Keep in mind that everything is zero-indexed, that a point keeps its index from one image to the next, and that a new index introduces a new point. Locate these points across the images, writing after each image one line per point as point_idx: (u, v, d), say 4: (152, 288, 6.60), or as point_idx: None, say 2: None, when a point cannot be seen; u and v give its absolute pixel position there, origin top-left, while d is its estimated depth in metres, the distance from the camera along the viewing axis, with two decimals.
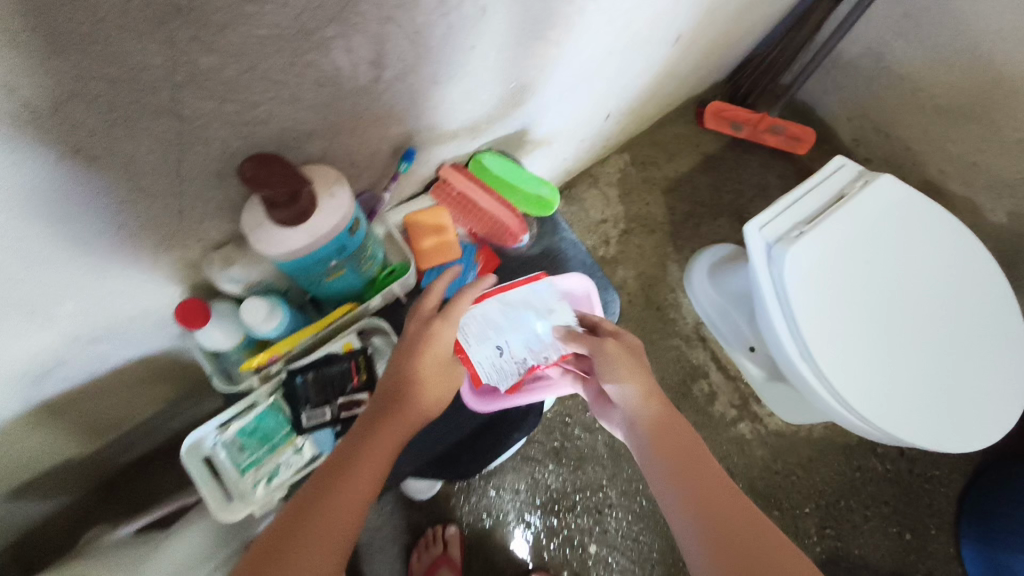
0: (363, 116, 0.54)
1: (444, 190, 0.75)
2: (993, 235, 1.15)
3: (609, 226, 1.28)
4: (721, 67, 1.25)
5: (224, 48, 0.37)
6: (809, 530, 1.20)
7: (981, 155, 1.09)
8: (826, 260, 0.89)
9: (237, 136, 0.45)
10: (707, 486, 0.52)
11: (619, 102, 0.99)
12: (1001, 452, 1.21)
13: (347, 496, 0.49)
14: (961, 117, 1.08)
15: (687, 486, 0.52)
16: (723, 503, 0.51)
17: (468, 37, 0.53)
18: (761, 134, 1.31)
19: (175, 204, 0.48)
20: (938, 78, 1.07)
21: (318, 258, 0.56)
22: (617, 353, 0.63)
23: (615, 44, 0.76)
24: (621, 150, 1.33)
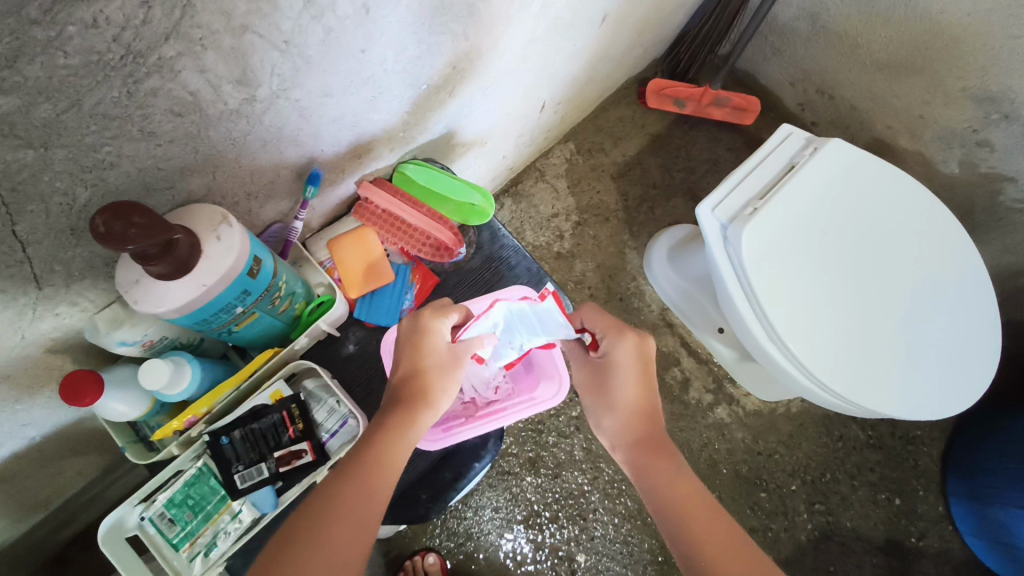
0: (247, 143, 0.47)
1: (366, 209, 0.67)
2: (948, 187, 1.12)
3: (561, 220, 1.23)
4: (657, 44, 1.21)
5: (23, 86, 0.30)
6: (798, 508, 1.17)
7: (926, 107, 1.06)
8: (788, 237, 0.84)
9: (83, 184, 0.38)
10: (695, 514, 0.50)
11: (553, 91, 0.93)
12: (977, 406, 1.20)
13: (311, 563, 0.41)
14: (902, 70, 1.05)
15: (676, 511, 0.51)
16: (712, 530, 0.49)
17: (356, 40, 0.46)
18: (706, 109, 1.28)
19: (25, 270, 0.41)
20: (876, 32, 1.04)
21: (218, 309, 0.49)
22: (621, 365, 0.60)
23: (535, 31, 0.70)
24: (565, 139, 1.27)
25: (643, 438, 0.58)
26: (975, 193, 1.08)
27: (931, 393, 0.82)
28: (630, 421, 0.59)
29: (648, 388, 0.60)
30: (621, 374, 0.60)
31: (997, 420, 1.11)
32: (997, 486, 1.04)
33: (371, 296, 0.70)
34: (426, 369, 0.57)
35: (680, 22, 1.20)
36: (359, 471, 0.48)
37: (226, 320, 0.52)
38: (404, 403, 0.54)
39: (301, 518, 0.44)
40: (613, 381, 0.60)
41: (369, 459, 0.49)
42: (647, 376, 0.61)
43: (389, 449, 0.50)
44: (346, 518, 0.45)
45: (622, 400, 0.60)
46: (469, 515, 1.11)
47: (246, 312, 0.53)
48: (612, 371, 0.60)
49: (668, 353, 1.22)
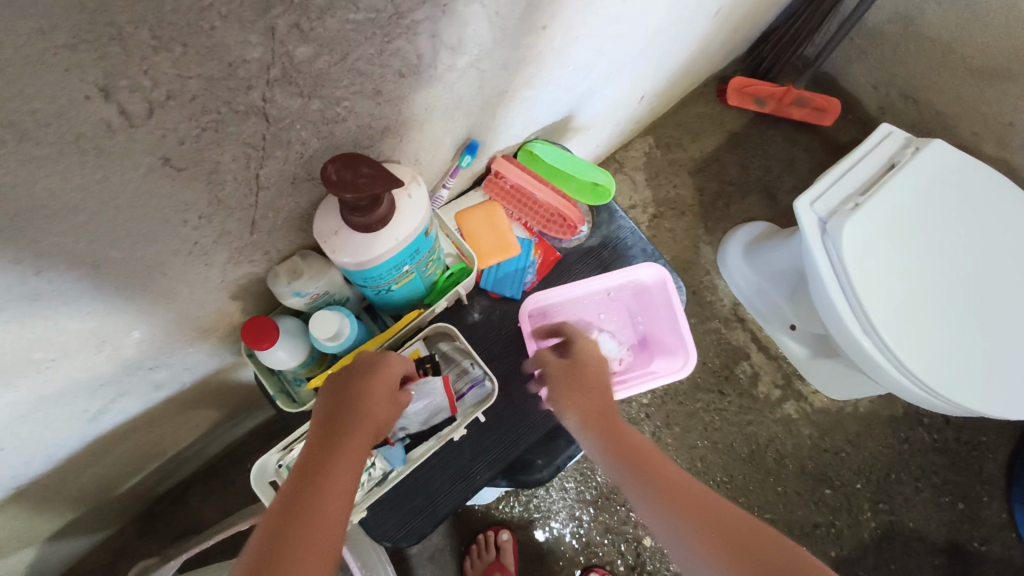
0: (434, 109, 0.50)
1: (495, 184, 0.71)
2: None
3: (638, 212, 1.26)
4: (742, 43, 1.22)
5: (320, 38, 0.33)
6: (862, 506, 1.19)
7: (1017, 114, 1.07)
8: (884, 234, 0.86)
9: (318, 136, 0.41)
10: (667, 484, 0.49)
11: (654, 82, 0.96)
12: None
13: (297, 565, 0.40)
14: (995, 77, 1.05)
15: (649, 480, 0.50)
16: (682, 494, 0.48)
17: (542, 16, 0.50)
18: (787, 109, 1.29)
19: (249, 215, 0.44)
20: (970, 38, 1.05)
21: (392, 265, 0.52)
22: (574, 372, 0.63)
23: (665, 21, 0.73)
24: (644, 133, 1.30)
25: (611, 427, 0.57)
26: None
27: (1011, 391, 0.82)
28: (598, 414, 0.59)
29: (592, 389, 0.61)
30: (583, 378, 0.62)
31: None
32: None
33: (496, 268, 0.71)
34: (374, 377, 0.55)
35: (767, 22, 1.21)
36: (308, 499, 0.44)
37: (391, 277, 0.55)
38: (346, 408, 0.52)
39: (255, 567, 0.39)
40: (581, 385, 0.61)
41: (316, 486, 0.45)
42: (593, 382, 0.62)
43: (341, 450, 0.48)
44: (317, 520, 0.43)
45: (588, 401, 0.60)
46: (540, 493, 1.14)
47: (407, 272, 0.56)
48: (578, 371, 0.63)
49: (739, 347, 1.23)
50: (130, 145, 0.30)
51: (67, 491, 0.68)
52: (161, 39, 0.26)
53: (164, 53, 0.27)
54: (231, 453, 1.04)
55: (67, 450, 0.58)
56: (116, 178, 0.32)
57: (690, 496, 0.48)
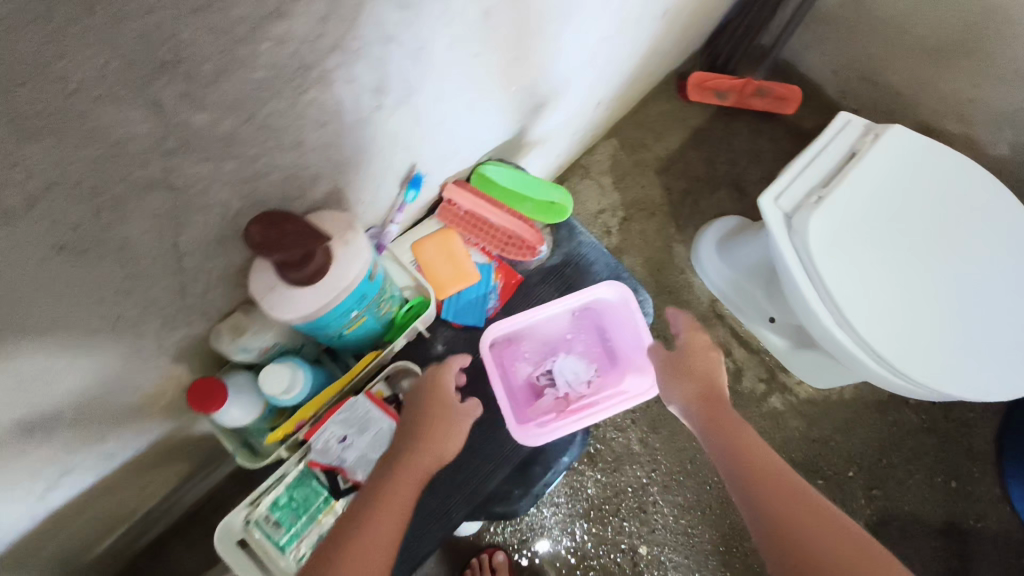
0: (368, 150, 0.48)
1: (449, 211, 0.69)
2: (996, 168, 1.13)
3: (607, 216, 1.25)
4: (697, 38, 1.21)
5: (217, 102, 0.31)
6: (855, 494, 1.18)
7: (976, 90, 1.06)
8: (850, 225, 0.85)
9: (238, 195, 0.39)
10: (770, 479, 0.55)
11: (609, 88, 0.95)
12: None
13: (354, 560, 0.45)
14: (950, 54, 1.05)
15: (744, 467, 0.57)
16: (779, 488, 0.54)
17: (473, 43, 0.48)
18: (748, 100, 1.28)
19: (176, 282, 0.42)
20: (922, 18, 1.04)
21: (339, 313, 0.51)
22: (692, 353, 0.68)
23: (609, 30, 0.72)
24: (608, 136, 1.29)
25: (714, 413, 0.63)
26: None
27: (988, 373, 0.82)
28: (704, 397, 0.64)
29: (704, 374, 0.66)
30: (697, 360, 0.67)
31: None
32: None
33: (457, 297, 0.70)
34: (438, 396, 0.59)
35: (720, 15, 1.21)
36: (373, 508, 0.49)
37: (341, 324, 0.53)
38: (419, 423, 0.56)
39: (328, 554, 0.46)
40: (694, 364, 0.67)
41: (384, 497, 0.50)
42: (706, 368, 0.66)
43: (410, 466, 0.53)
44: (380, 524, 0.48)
45: (693, 379, 0.66)
46: (531, 510, 1.12)
47: (358, 316, 0.54)
48: (687, 356, 0.68)
49: (720, 344, 1.22)
50: (15, 238, 0.28)
51: (31, 567, 0.65)
52: (25, 131, 0.24)
53: (32, 145, 0.25)
54: (211, 499, 1.02)
55: (21, 530, 0.56)
56: (8, 272, 0.30)
57: (787, 492, 0.53)
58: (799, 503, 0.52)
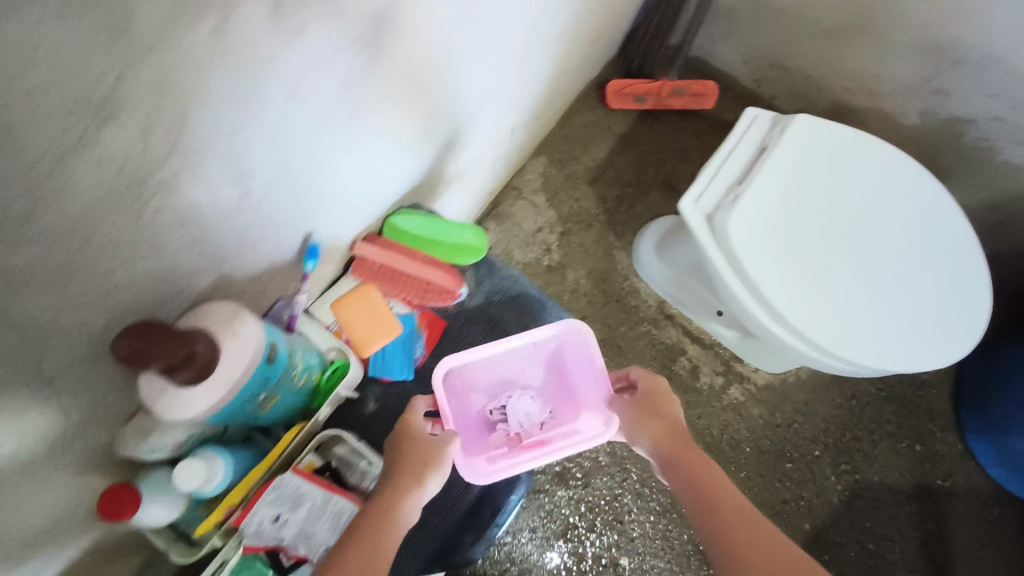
0: (248, 234, 0.48)
1: (364, 267, 0.67)
2: (911, 137, 1.17)
3: (546, 233, 1.25)
4: (609, 47, 1.23)
5: (41, 234, 0.30)
6: (825, 472, 1.20)
7: (878, 65, 1.09)
8: (768, 218, 0.87)
9: (102, 310, 0.38)
10: (729, 513, 0.55)
11: (520, 114, 0.95)
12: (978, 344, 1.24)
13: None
14: (848, 35, 1.08)
15: (709, 508, 0.56)
16: (742, 526, 0.54)
17: (339, 115, 0.48)
18: (667, 100, 1.30)
19: (54, 404, 0.40)
20: (816, 3, 1.07)
21: (243, 401, 0.50)
22: (650, 395, 0.68)
23: (499, 66, 0.72)
24: (536, 154, 1.29)
25: (679, 446, 0.63)
26: (939, 137, 1.12)
27: (916, 345, 0.84)
28: (669, 430, 0.64)
29: (662, 413, 0.66)
30: (658, 399, 0.68)
31: (1002, 352, 1.14)
32: (1012, 420, 1.09)
33: (383, 352, 0.70)
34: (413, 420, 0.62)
35: (627, 23, 1.23)
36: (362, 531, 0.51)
37: (252, 408, 0.53)
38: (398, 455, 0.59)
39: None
40: (659, 401, 0.67)
41: (371, 520, 0.52)
42: (663, 404, 0.67)
43: (399, 486, 0.55)
44: (368, 542, 0.50)
45: (660, 413, 0.66)
46: (509, 540, 1.11)
47: (269, 396, 0.54)
48: (650, 394, 0.68)
49: (673, 344, 1.23)
50: None
51: None
52: None
53: None
54: None
55: None
56: None
57: (753, 528, 0.53)
58: (764, 543, 0.52)
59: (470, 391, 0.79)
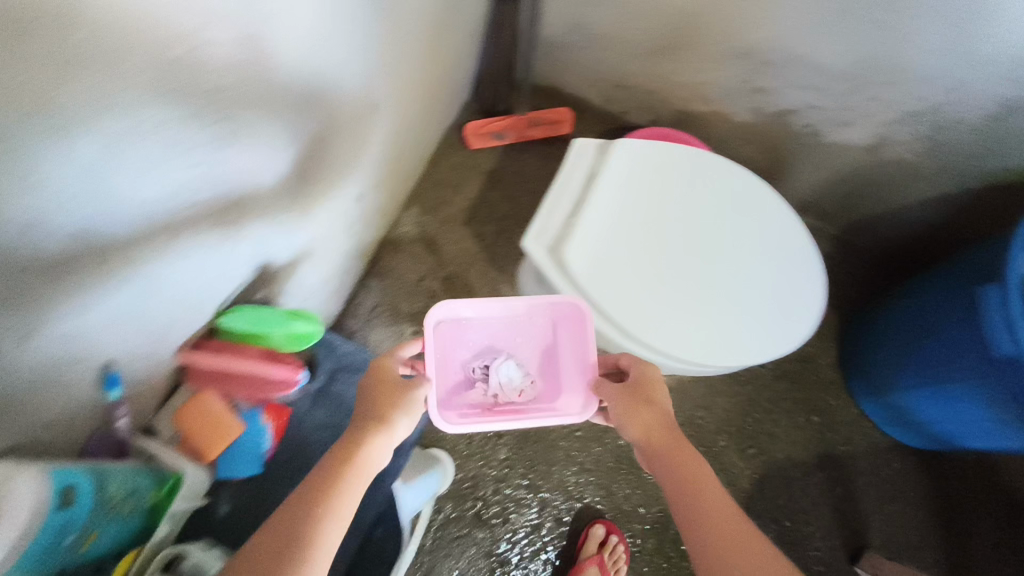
0: (15, 395, 0.47)
1: (193, 375, 0.69)
2: (750, 132, 1.23)
3: (429, 281, 1.27)
4: (456, 93, 1.27)
5: None
6: (734, 460, 1.24)
7: (701, 74, 1.16)
8: (602, 240, 0.91)
9: None
10: (711, 508, 0.63)
11: (361, 180, 0.98)
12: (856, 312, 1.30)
13: (300, 533, 0.56)
14: (668, 50, 1.14)
15: (691, 495, 0.64)
16: (721, 523, 0.61)
17: (108, 226, 0.46)
18: (526, 133, 1.35)
19: None
20: (631, 26, 1.13)
21: (43, 551, 0.50)
22: (641, 389, 0.75)
23: (307, 156, 0.72)
24: (408, 205, 1.32)
25: (667, 436, 0.70)
26: (771, 129, 1.19)
27: (756, 337, 0.89)
28: (659, 418, 0.72)
29: (657, 402, 0.73)
30: (655, 389, 0.75)
31: (873, 317, 1.22)
32: (888, 378, 1.16)
33: (228, 453, 0.71)
34: (382, 391, 0.70)
35: (469, 67, 1.27)
36: (320, 497, 0.59)
37: (61, 552, 0.53)
38: (359, 428, 0.66)
39: (269, 536, 0.56)
40: (656, 391, 0.75)
41: (326, 489, 0.60)
42: (655, 393, 0.74)
43: (357, 457, 0.63)
44: (323, 507, 0.59)
45: (653, 400, 0.73)
46: None
47: (78, 534, 0.54)
48: (645, 383, 0.75)
49: None
50: None
51: None
52: None
53: None
54: None
55: None
56: None
57: (729, 525, 0.61)
58: (730, 531, 0.61)
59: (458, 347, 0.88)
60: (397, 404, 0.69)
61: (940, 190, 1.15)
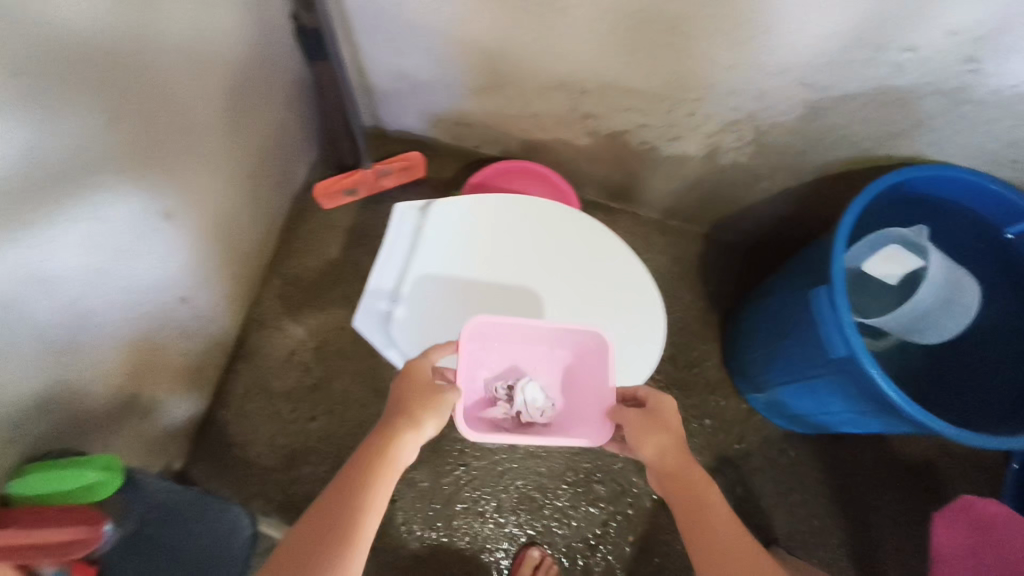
0: None
1: None
2: (597, 153, 1.23)
3: (300, 353, 1.22)
4: (296, 157, 1.22)
5: None
6: (631, 480, 1.23)
7: (532, 106, 1.14)
8: (430, 311, 0.90)
9: None
10: (719, 546, 0.74)
11: (181, 282, 0.93)
12: (738, 309, 1.30)
13: (333, 547, 0.68)
14: (494, 88, 1.12)
15: (698, 532, 0.75)
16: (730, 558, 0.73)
17: None
18: (379, 182, 1.28)
19: None
20: (452, 70, 1.11)
21: None
22: (642, 421, 0.78)
23: (61, 296, 0.69)
24: (268, 277, 1.26)
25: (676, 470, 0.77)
26: (613, 148, 1.19)
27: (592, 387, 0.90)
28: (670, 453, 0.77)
29: (668, 431, 0.78)
30: (666, 420, 0.78)
31: (744, 316, 1.24)
32: (760, 376, 1.19)
33: None
34: (410, 404, 0.76)
35: (305, 129, 1.21)
36: (357, 507, 0.70)
37: None
38: (392, 437, 0.74)
39: (304, 543, 0.68)
40: (666, 422, 0.78)
41: (363, 500, 0.71)
42: (667, 427, 0.78)
43: (385, 470, 0.73)
44: (355, 514, 0.70)
45: (668, 432, 0.78)
46: None
47: None
48: (658, 414, 0.78)
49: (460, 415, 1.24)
50: None
51: None
52: None
53: None
54: None
55: None
56: None
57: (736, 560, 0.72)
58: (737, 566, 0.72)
59: (478, 367, 0.85)
60: (427, 409, 0.75)
61: (783, 184, 1.16)
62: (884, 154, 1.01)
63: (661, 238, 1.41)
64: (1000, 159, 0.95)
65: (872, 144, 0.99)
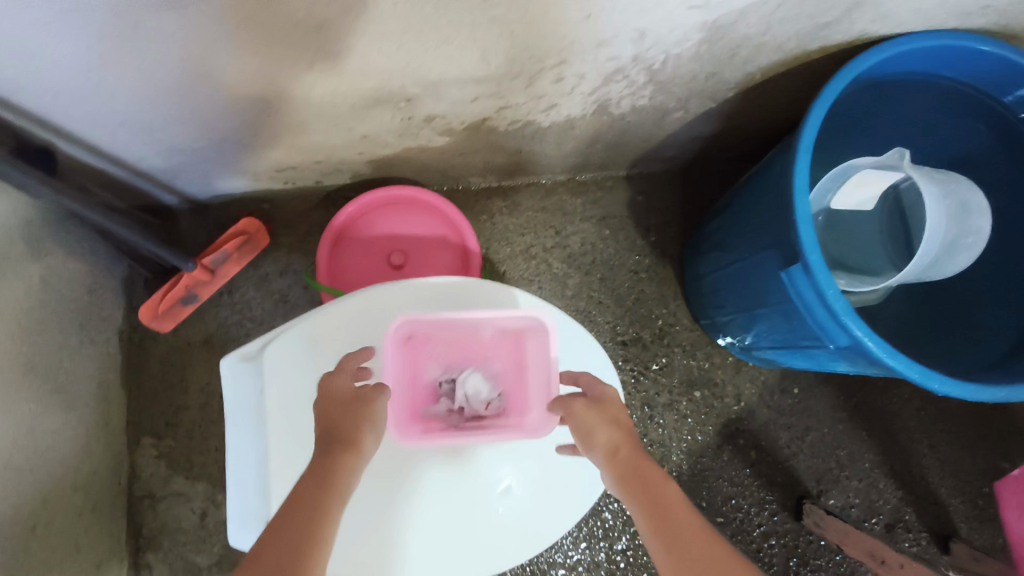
0: None
1: None
2: (464, 147, 0.94)
3: (213, 511, 0.99)
4: (96, 295, 0.92)
5: None
6: None
7: (358, 129, 0.84)
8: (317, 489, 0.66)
9: None
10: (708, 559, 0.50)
11: None
12: (692, 260, 1.09)
13: None
14: (296, 126, 0.81)
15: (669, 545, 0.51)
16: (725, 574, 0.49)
17: None
18: (217, 278, 0.99)
19: None
20: (231, 127, 0.79)
21: None
22: (586, 413, 0.59)
23: None
24: (135, 438, 1.00)
25: (636, 470, 0.55)
26: (480, 137, 0.91)
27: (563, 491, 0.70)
28: (627, 452, 0.56)
29: (621, 424, 0.59)
30: (613, 406, 0.60)
31: (702, 273, 1.04)
32: (742, 338, 1.01)
33: None
34: (339, 419, 0.56)
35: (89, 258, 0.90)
36: (293, 549, 0.47)
37: None
38: (327, 452, 0.53)
39: None
40: (613, 408, 0.60)
41: (300, 537, 0.48)
42: (620, 415, 0.59)
43: (328, 496, 0.51)
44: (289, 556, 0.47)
45: (619, 421, 0.59)
46: None
47: None
48: (607, 400, 0.60)
49: None
50: None
51: None
52: None
53: None
54: None
55: None
56: None
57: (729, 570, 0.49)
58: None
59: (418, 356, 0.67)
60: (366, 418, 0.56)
61: (699, 109, 0.91)
62: (813, 45, 0.78)
63: (578, 203, 1.16)
64: (962, 10, 0.73)
65: (798, 41, 0.75)
